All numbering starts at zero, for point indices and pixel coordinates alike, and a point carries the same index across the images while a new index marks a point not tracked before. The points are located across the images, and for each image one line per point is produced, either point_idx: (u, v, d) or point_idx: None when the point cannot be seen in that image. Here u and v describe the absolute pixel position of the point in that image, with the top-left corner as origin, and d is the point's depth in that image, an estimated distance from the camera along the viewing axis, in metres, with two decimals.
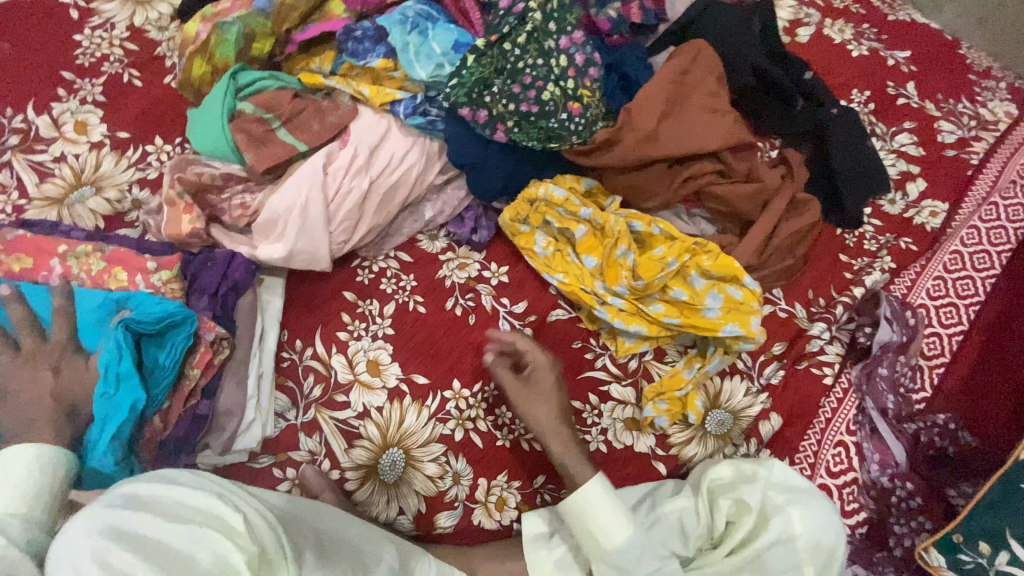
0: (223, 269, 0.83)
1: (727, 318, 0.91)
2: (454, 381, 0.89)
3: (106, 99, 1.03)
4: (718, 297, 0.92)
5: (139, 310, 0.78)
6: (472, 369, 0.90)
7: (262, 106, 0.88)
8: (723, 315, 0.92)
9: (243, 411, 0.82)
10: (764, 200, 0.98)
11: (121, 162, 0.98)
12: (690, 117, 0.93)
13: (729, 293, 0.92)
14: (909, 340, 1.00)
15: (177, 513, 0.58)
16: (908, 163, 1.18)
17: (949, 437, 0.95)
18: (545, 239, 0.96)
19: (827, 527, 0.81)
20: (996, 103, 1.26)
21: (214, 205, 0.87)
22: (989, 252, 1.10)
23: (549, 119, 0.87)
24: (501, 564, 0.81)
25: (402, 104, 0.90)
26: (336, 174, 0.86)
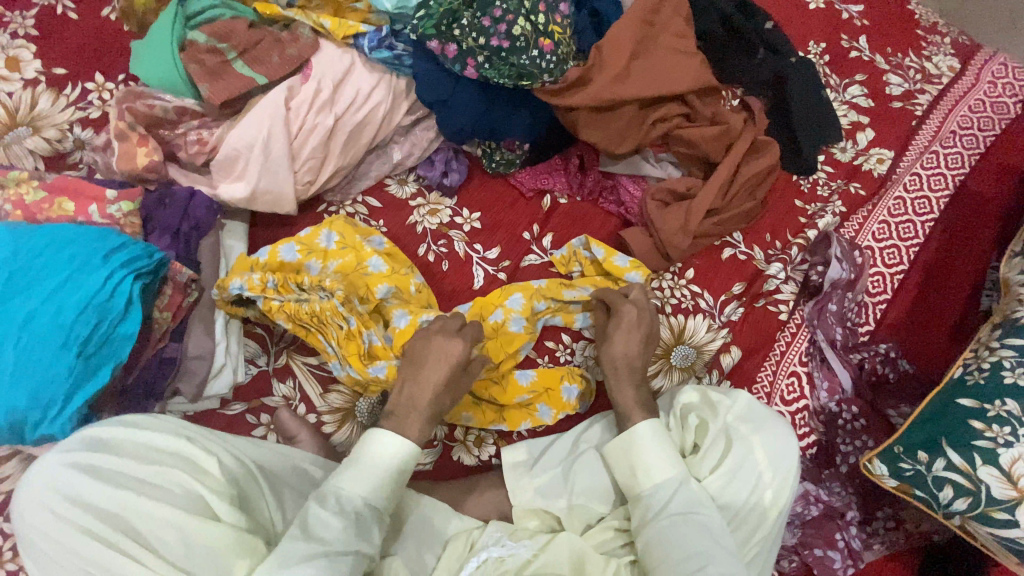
0: (183, 207, 0.77)
1: (397, 308, 0.85)
2: None
3: (39, 32, 0.94)
4: (402, 314, 0.84)
5: (84, 250, 0.67)
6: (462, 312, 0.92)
7: (216, 36, 0.83)
8: (398, 305, 0.85)
9: (213, 355, 0.77)
10: (728, 143, 1.02)
11: (60, 101, 0.90)
12: (657, 58, 0.95)
13: (396, 319, 0.84)
14: (856, 278, 1.06)
15: (145, 454, 0.62)
16: (859, 113, 1.24)
17: (890, 364, 1.02)
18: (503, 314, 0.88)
19: (788, 459, 0.78)
20: (940, 57, 1.32)
21: (168, 141, 0.81)
22: (928, 197, 1.17)
23: (520, 55, 0.86)
24: (480, 495, 0.83)
25: (367, 37, 0.88)
26: (298, 110, 0.83)
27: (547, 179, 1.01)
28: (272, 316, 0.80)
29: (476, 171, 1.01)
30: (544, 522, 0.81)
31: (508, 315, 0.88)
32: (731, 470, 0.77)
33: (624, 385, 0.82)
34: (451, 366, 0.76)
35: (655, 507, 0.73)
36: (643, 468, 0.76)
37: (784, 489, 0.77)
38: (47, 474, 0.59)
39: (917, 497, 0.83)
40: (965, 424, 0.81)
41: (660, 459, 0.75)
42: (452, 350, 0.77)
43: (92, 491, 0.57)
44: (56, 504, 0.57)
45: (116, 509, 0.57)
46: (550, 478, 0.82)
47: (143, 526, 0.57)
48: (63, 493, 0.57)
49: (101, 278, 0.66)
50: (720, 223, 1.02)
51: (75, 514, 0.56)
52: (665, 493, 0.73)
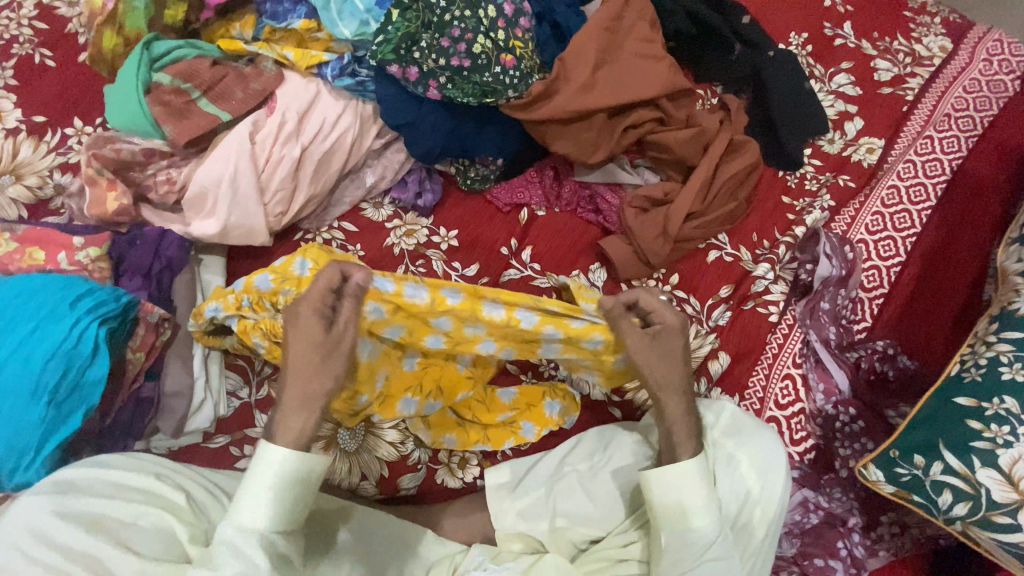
0: (154, 247, 0.78)
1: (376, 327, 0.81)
2: None
3: (18, 82, 0.97)
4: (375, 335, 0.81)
5: (51, 298, 0.68)
6: None
7: (180, 76, 0.84)
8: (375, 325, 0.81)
9: (192, 392, 0.77)
10: (705, 144, 1.00)
11: (40, 148, 0.93)
12: (624, 64, 0.94)
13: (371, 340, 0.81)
14: (849, 274, 1.03)
15: (121, 494, 0.64)
16: (846, 102, 1.20)
17: (888, 361, 0.98)
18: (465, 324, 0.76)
19: (777, 472, 0.76)
20: (930, 38, 1.28)
21: (139, 183, 0.83)
22: (924, 185, 1.13)
23: (482, 73, 0.86)
24: (464, 519, 0.82)
25: (329, 66, 0.89)
26: (264, 144, 0.84)
27: (523, 192, 1.01)
28: (248, 334, 0.77)
29: (450, 189, 1.00)
30: (528, 544, 0.81)
31: (478, 339, 0.80)
32: (724, 487, 0.76)
33: (674, 396, 0.76)
34: (320, 345, 0.67)
35: (687, 552, 0.70)
36: (684, 511, 0.70)
37: (774, 502, 0.75)
38: (21, 516, 0.59)
39: (916, 503, 0.80)
40: (961, 424, 0.78)
41: (697, 497, 0.71)
42: (314, 327, 0.67)
43: (66, 531, 0.58)
44: (26, 546, 0.57)
45: (83, 547, 0.58)
46: (532, 500, 0.81)
47: (113, 562, 0.58)
48: (38, 534, 0.58)
49: (68, 325, 0.67)
50: (703, 226, 1.00)
51: (42, 554, 0.56)
52: (701, 541, 0.70)
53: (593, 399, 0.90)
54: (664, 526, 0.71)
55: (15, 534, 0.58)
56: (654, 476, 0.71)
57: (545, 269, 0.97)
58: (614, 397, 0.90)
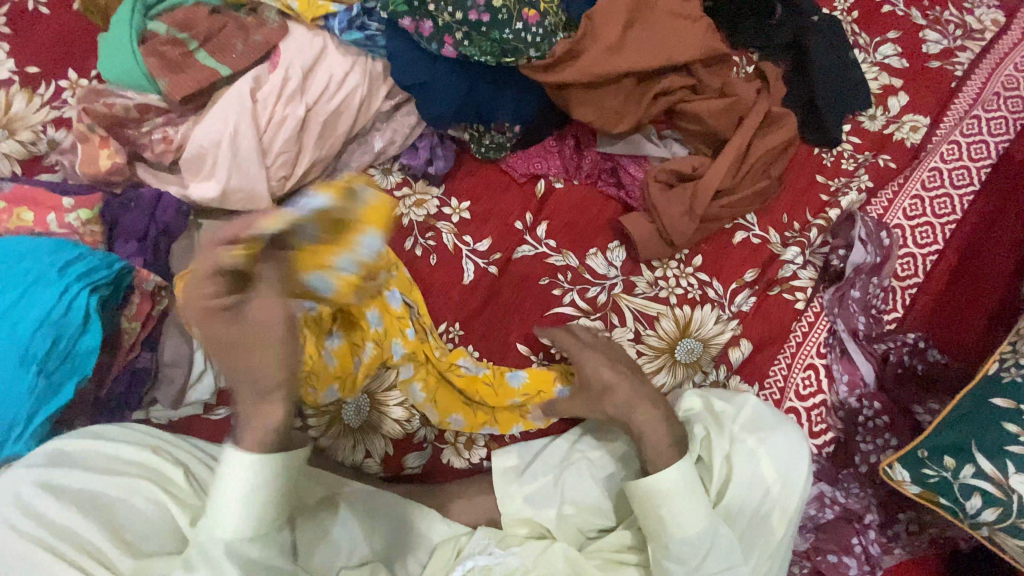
0: (149, 211, 0.74)
1: None
2: (438, 320, 0.88)
3: (9, 30, 0.91)
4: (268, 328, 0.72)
5: (36, 265, 0.65)
6: (456, 306, 0.88)
7: (177, 25, 0.78)
8: None
9: (191, 361, 0.74)
10: (739, 116, 0.93)
11: (33, 101, 0.88)
12: (656, 24, 0.86)
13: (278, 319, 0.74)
14: (883, 261, 0.97)
15: (110, 467, 0.63)
16: (891, 76, 1.11)
17: (918, 356, 0.94)
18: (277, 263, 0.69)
19: (799, 472, 0.72)
20: (983, 10, 1.17)
21: (134, 141, 0.77)
22: (967, 168, 1.05)
23: (502, 30, 0.79)
24: (469, 501, 0.79)
25: (337, 18, 0.83)
26: (266, 102, 0.78)
27: (541, 163, 0.94)
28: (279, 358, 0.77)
29: (463, 157, 0.95)
30: (534, 529, 0.78)
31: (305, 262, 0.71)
32: (744, 485, 0.72)
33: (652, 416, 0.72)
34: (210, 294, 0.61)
35: (686, 560, 0.66)
36: (670, 517, 0.67)
37: (795, 502, 0.71)
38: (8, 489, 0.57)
39: (942, 505, 0.77)
40: (996, 426, 0.73)
41: (696, 501, 0.67)
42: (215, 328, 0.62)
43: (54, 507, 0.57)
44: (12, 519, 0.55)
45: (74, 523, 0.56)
46: (541, 485, 0.79)
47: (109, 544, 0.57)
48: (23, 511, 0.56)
49: (57, 292, 0.64)
50: (731, 205, 0.94)
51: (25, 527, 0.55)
52: (699, 548, 0.66)
53: None
54: (657, 537, 0.67)
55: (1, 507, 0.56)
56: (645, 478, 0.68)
57: (561, 246, 0.92)
58: None
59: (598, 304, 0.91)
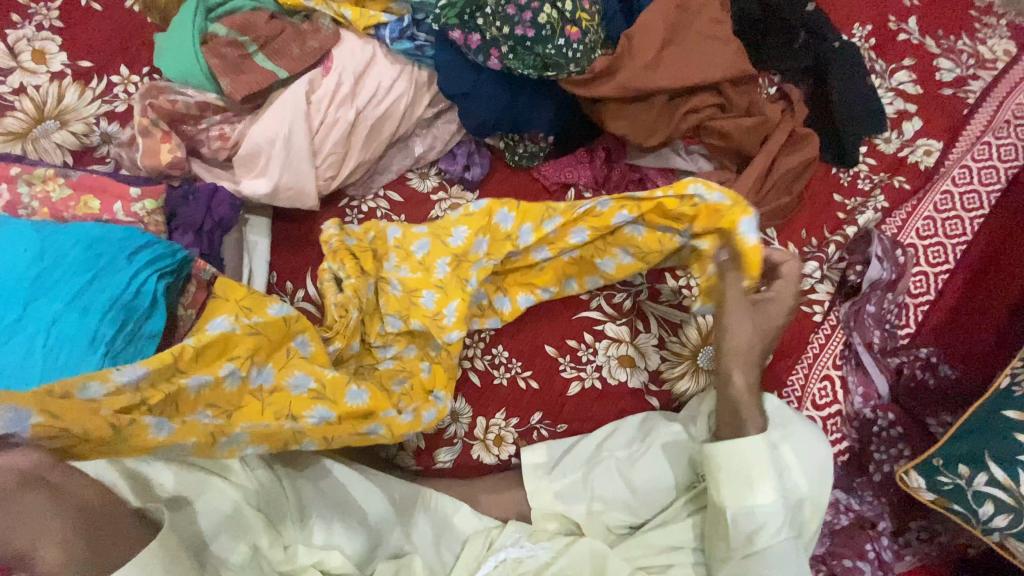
0: (206, 204, 0.77)
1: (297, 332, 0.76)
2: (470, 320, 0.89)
3: (65, 25, 0.94)
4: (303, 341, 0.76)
5: (107, 251, 0.68)
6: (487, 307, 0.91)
7: (237, 28, 0.82)
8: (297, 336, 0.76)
9: None
10: (763, 136, 0.97)
11: (86, 95, 0.91)
12: (690, 45, 0.91)
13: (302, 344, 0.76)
14: (898, 278, 1.01)
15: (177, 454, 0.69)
16: (906, 101, 1.16)
17: (929, 370, 0.97)
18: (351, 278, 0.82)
19: (822, 472, 0.75)
20: (994, 42, 1.22)
21: (191, 137, 0.81)
22: (978, 192, 1.09)
23: (546, 45, 0.83)
24: (500, 496, 0.82)
25: (388, 28, 0.86)
26: (320, 105, 0.82)
27: (572, 171, 0.97)
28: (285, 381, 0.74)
29: (498, 164, 0.98)
30: (563, 525, 0.81)
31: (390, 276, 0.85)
32: (778, 480, 0.74)
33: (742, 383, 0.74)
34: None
35: (759, 525, 0.68)
36: (746, 484, 0.70)
37: (821, 498, 0.74)
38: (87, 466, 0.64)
39: (955, 512, 0.80)
40: (1009, 437, 0.77)
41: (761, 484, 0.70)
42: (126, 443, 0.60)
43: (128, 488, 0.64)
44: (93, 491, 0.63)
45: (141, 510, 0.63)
46: (569, 482, 0.82)
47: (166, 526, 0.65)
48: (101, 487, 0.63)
49: (133, 270, 0.67)
50: None
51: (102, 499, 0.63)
52: (765, 516, 0.68)
53: (630, 386, 0.87)
54: (734, 500, 0.70)
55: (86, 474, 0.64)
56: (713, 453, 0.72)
57: None
58: (651, 386, 0.87)
59: (624, 309, 0.90)
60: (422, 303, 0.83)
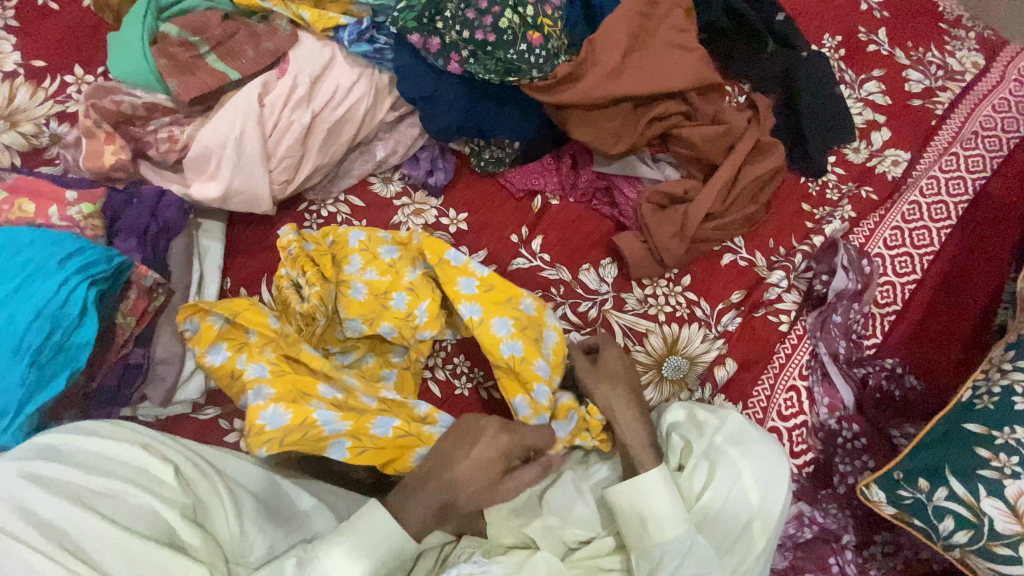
0: (151, 208, 0.75)
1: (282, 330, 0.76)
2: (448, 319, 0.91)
3: (17, 23, 0.92)
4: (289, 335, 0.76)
5: (38, 255, 0.65)
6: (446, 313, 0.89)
7: (189, 29, 0.80)
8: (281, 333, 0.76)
9: (182, 360, 0.75)
10: (730, 144, 0.97)
11: (37, 95, 0.89)
12: (655, 52, 0.90)
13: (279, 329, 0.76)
14: (864, 288, 1.01)
15: (100, 464, 0.60)
16: (875, 112, 1.16)
17: (896, 381, 0.97)
18: (310, 277, 0.79)
19: (778, 488, 0.74)
20: (963, 54, 1.23)
21: (139, 138, 0.78)
22: (945, 203, 1.10)
23: (507, 50, 0.82)
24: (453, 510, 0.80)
25: (347, 30, 0.84)
26: (273, 107, 0.80)
27: (538, 179, 0.97)
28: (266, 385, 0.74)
29: (463, 170, 0.97)
30: (518, 539, 0.78)
31: (351, 281, 0.83)
32: (722, 494, 0.73)
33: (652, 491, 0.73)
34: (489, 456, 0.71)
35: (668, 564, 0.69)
36: (653, 522, 0.71)
37: (775, 513, 0.73)
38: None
39: (916, 527, 0.78)
40: (970, 451, 0.76)
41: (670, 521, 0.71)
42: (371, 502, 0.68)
43: (47, 505, 0.55)
44: (1, 517, 0.53)
45: (56, 519, 0.55)
46: (525, 497, 0.80)
47: (90, 547, 0.54)
48: (27, 506, 0.54)
49: (56, 283, 0.64)
50: (720, 227, 0.97)
51: (13, 525, 0.53)
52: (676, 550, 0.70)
53: None
54: (641, 542, 0.71)
55: None
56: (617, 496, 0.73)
57: (555, 260, 0.94)
58: None
59: (589, 318, 0.93)
60: (393, 304, 0.82)
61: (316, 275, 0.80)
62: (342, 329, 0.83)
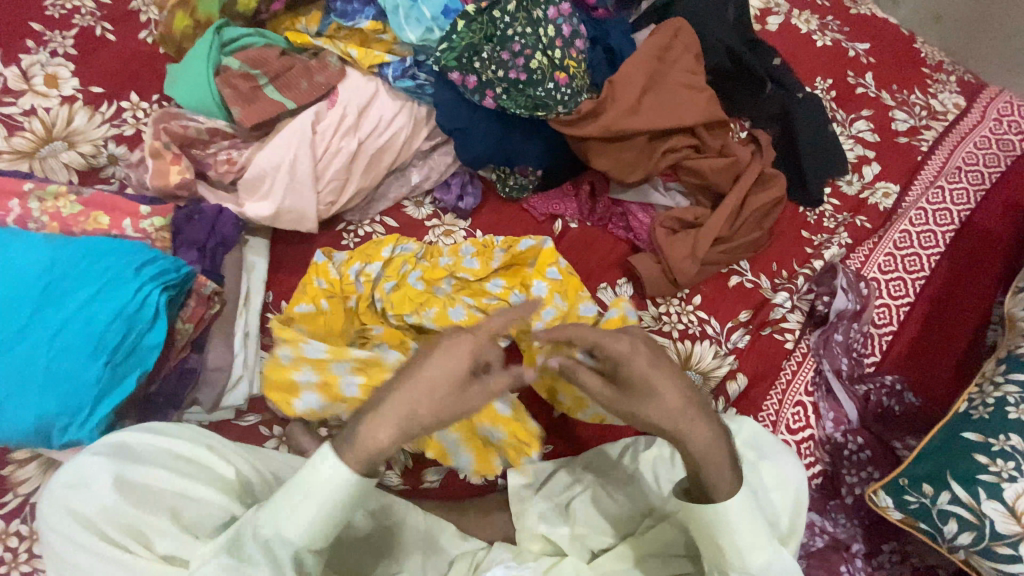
0: (210, 223, 0.81)
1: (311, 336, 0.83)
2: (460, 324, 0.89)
3: (77, 52, 0.99)
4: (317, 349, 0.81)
5: (115, 264, 0.70)
6: None
7: (249, 62, 0.87)
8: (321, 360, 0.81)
9: (231, 367, 0.80)
10: (735, 174, 1.05)
11: (95, 118, 0.95)
12: (669, 92, 0.99)
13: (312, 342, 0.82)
14: (863, 309, 1.07)
15: (169, 462, 0.65)
16: (865, 148, 1.26)
17: (895, 397, 1.03)
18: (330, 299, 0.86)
19: (793, 473, 0.80)
20: (945, 95, 1.34)
21: (199, 160, 0.85)
22: (934, 231, 1.18)
23: (537, 88, 0.91)
24: (485, 516, 0.84)
25: (391, 67, 0.93)
26: (324, 134, 0.87)
27: (559, 205, 1.05)
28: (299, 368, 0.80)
29: (489, 195, 1.04)
30: (547, 546, 0.82)
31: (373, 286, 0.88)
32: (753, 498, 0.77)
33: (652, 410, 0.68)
34: (454, 373, 0.60)
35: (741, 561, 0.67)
36: (732, 549, 0.67)
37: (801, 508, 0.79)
38: (72, 492, 0.60)
39: (921, 531, 0.83)
40: (969, 457, 0.82)
41: (752, 534, 0.66)
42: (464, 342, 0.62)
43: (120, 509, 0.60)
44: (84, 516, 0.59)
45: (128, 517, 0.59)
46: (552, 503, 0.84)
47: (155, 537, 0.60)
48: (101, 506, 0.59)
49: (133, 288, 0.69)
50: (728, 250, 1.05)
51: (91, 522, 0.58)
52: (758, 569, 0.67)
53: None
54: (715, 558, 0.68)
55: (82, 486, 0.60)
56: (700, 509, 0.67)
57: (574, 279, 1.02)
58: None
59: None
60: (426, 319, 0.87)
61: (342, 293, 0.87)
62: (364, 332, 0.88)
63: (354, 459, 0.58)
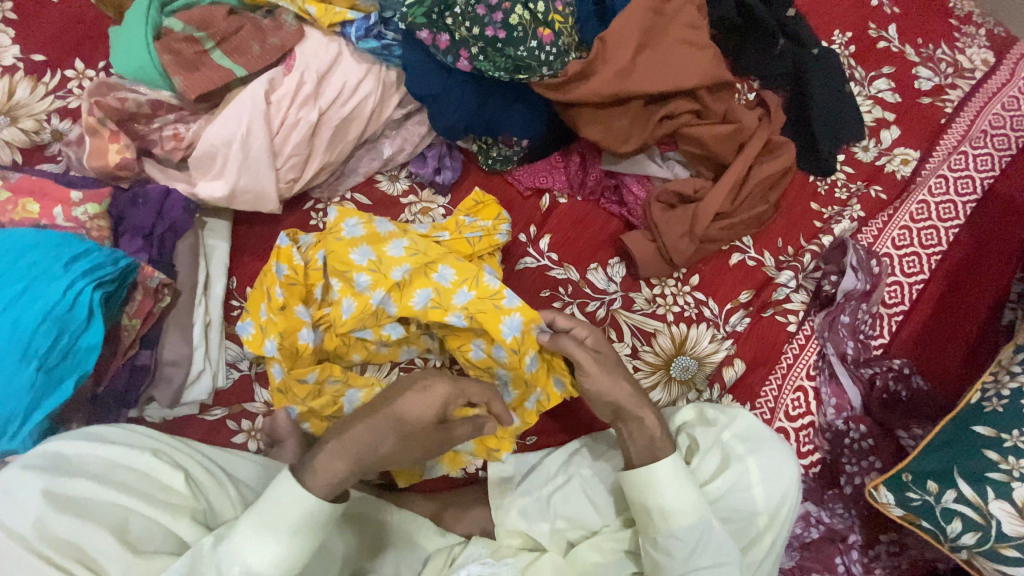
0: (156, 209, 0.75)
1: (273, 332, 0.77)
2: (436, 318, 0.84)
3: (16, 16, 0.90)
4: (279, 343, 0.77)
5: (41, 260, 0.66)
6: None
7: (193, 23, 0.79)
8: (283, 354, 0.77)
9: (190, 362, 0.75)
10: (740, 142, 0.96)
11: (38, 89, 0.87)
12: (667, 49, 0.89)
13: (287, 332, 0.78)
14: (873, 288, 1.00)
15: (109, 472, 0.63)
16: (884, 110, 1.15)
17: (903, 381, 0.96)
18: (288, 286, 0.78)
19: (786, 473, 0.75)
20: (974, 50, 1.22)
21: (144, 136, 0.79)
22: (954, 202, 1.09)
23: (517, 46, 0.81)
24: (464, 511, 0.80)
25: (354, 25, 0.83)
26: (280, 104, 0.79)
27: (546, 177, 0.96)
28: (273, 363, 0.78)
29: (470, 167, 0.96)
30: (527, 541, 0.79)
31: (350, 266, 0.78)
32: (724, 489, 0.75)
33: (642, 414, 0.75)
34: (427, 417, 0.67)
35: (673, 552, 0.68)
36: (659, 513, 0.69)
37: (783, 509, 0.73)
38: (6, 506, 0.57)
39: (923, 529, 0.79)
40: (978, 454, 0.76)
41: (679, 497, 0.69)
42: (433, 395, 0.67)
43: (58, 520, 0.57)
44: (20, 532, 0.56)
45: (71, 535, 0.57)
46: (533, 499, 0.79)
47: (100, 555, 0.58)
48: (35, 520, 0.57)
49: (62, 288, 0.65)
50: (729, 227, 0.96)
51: (31, 538, 0.56)
52: (686, 543, 0.68)
53: None
54: (647, 527, 0.70)
55: (11, 502, 0.58)
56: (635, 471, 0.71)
57: (563, 259, 0.94)
58: None
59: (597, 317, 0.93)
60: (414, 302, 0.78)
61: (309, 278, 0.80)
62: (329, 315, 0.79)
63: (320, 486, 0.61)
